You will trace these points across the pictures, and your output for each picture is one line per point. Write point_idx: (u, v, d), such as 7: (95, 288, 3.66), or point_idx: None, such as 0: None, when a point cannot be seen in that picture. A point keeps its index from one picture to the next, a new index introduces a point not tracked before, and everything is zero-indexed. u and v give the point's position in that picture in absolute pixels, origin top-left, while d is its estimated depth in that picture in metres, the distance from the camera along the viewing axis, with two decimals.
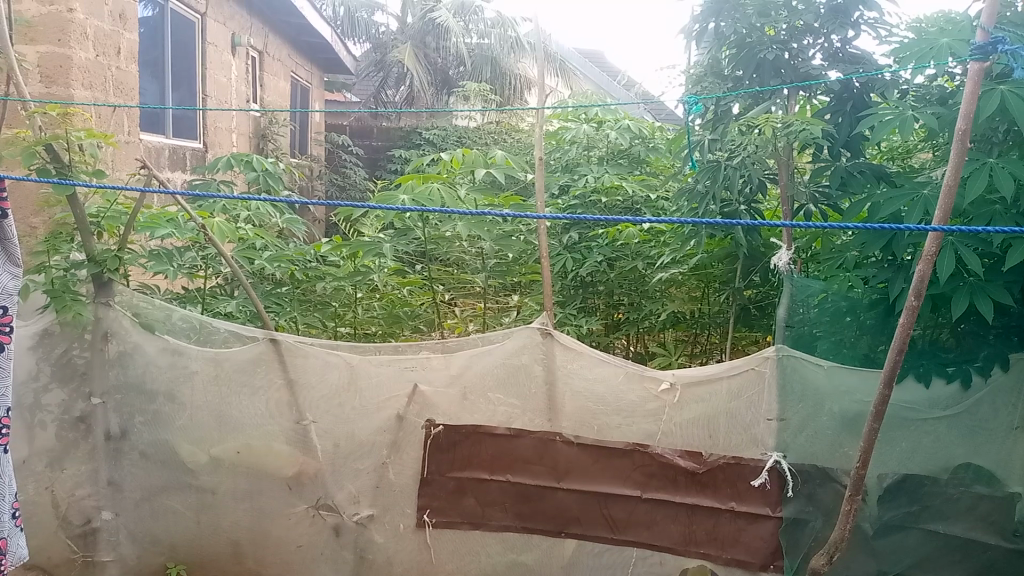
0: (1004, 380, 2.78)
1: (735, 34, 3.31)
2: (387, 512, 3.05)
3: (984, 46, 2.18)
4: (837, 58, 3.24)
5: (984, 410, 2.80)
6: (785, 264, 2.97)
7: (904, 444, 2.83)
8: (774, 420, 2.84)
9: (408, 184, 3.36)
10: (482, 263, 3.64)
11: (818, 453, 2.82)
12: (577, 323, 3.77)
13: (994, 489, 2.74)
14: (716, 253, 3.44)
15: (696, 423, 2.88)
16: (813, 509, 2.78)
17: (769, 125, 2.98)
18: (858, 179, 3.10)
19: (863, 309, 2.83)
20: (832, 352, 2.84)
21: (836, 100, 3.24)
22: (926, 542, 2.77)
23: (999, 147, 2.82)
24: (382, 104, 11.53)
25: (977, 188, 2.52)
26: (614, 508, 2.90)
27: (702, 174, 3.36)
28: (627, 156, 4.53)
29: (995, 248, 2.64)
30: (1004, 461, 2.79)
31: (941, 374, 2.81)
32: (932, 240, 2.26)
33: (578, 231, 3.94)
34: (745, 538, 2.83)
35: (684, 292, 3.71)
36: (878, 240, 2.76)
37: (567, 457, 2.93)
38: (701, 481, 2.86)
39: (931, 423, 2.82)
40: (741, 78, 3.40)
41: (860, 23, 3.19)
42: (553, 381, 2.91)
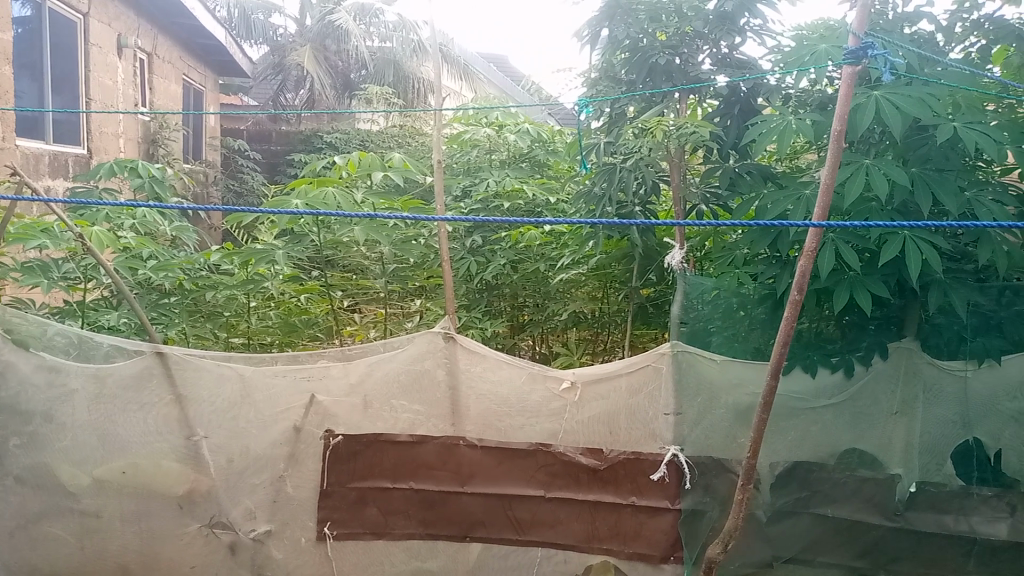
0: (883, 367, 2.97)
1: (628, 39, 3.37)
2: (286, 527, 2.96)
3: (855, 51, 2.30)
4: (725, 63, 3.35)
5: (867, 396, 2.99)
6: (678, 262, 3.02)
7: (794, 432, 2.99)
8: (671, 414, 2.91)
9: (301, 188, 3.26)
10: (381, 269, 3.57)
11: (714, 445, 2.91)
12: (481, 326, 3.74)
13: (876, 471, 2.95)
14: (613, 254, 3.54)
15: (597, 419, 2.93)
16: (710, 499, 2.87)
17: (662, 127, 3.03)
18: (745, 180, 3.21)
19: (752, 303, 2.89)
20: (726, 346, 2.90)
21: (724, 103, 3.36)
22: (816, 526, 2.93)
23: (874, 148, 2.96)
24: (280, 108, 11.24)
25: (856, 189, 2.61)
26: (519, 509, 2.91)
27: (599, 177, 3.41)
28: (528, 160, 4.55)
29: (872, 242, 2.74)
30: (885, 445, 2.99)
31: (827, 364, 2.97)
32: (812, 237, 2.35)
33: (481, 234, 3.91)
34: (645, 532, 2.89)
35: (585, 292, 3.78)
36: (764, 237, 2.84)
37: (470, 461, 2.92)
38: (602, 478, 2.90)
39: (818, 412, 2.99)
40: (635, 81, 3.46)
41: (745, 30, 3.32)
42: (456, 385, 2.92)
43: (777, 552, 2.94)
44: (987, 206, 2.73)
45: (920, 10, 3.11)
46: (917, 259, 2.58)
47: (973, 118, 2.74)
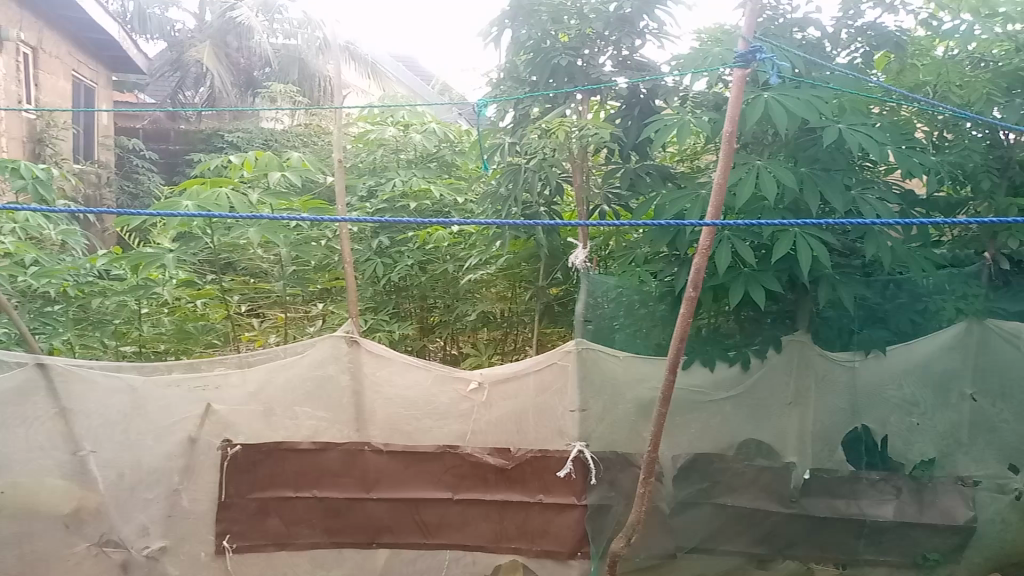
0: (778, 359, 3.09)
1: (530, 40, 3.39)
2: (182, 542, 2.85)
3: (745, 54, 2.38)
4: (625, 65, 3.41)
5: (761, 388, 3.10)
6: (581, 262, 3.07)
7: (695, 426, 3.10)
8: (577, 411, 2.95)
9: (193, 189, 3.16)
10: (279, 271, 3.40)
11: (618, 440, 2.96)
12: (389, 329, 3.72)
13: (773, 460, 3.08)
14: (521, 253, 3.55)
15: (506, 419, 2.95)
16: (616, 494, 2.92)
17: (564, 129, 3.03)
18: (644, 180, 3.28)
19: (653, 301, 2.91)
20: (628, 343, 2.94)
21: (625, 104, 3.43)
22: (716, 516, 3.02)
23: (766, 148, 3.07)
24: (179, 106, 10.82)
25: (747, 190, 2.67)
26: (426, 513, 2.90)
27: (504, 178, 3.40)
28: (434, 160, 4.45)
29: (766, 239, 2.82)
30: (781, 435, 3.12)
31: (724, 358, 3.07)
32: (706, 235, 2.42)
33: (387, 235, 3.80)
34: (553, 529, 2.91)
35: (494, 292, 3.77)
36: (664, 236, 2.84)
37: (376, 467, 2.90)
38: (510, 476, 2.91)
39: (717, 404, 3.09)
40: (537, 82, 3.47)
41: (644, 33, 3.38)
42: (360, 391, 2.88)
43: (680, 543, 3.04)
44: (871, 204, 2.86)
45: (809, 16, 3.23)
46: (807, 254, 2.67)
47: (858, 120, 2.88)
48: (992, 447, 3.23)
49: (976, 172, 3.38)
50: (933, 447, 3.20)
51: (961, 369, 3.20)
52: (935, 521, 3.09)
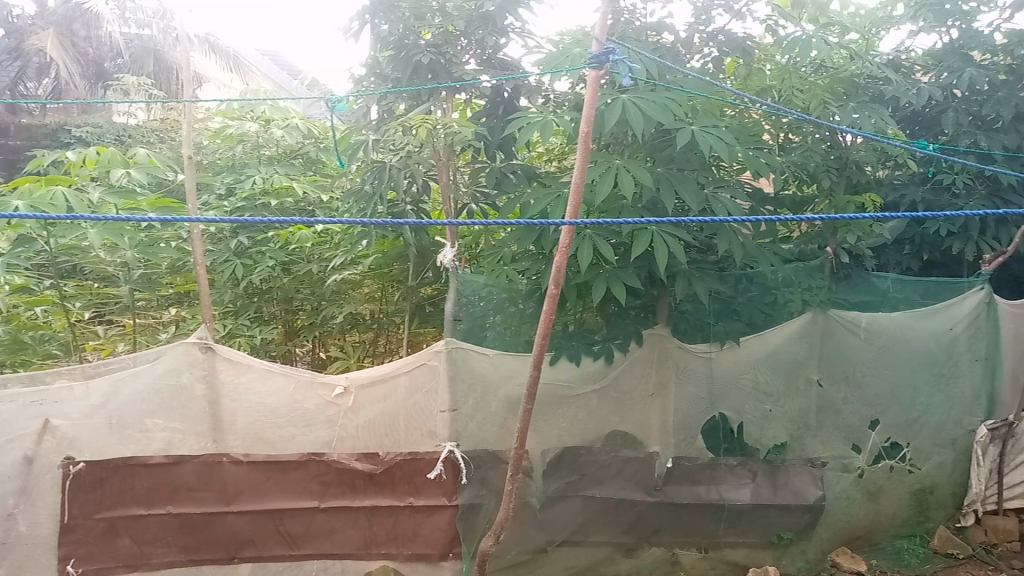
0: (639, 352, 3.19)
1: (393, 35, 3.33)
2: (20, 571, 2.60)
3: (598, 55, 2.43)
4: (488, 64, 3.42)
5: (626, 381, 3.19)
6: (451, 260, 2.97)
7: (562, 420, 3.11)
8: (447, 412, 2.92)
9: (24, 188, 2.89)
10: (125, 275, 3.23)
11: (489, 438, 2.99)
12: (250, 334, 3.54)
13: (638, 451, 3.18)
14: (388, 253, 3.45)
15: (375, 423, 2.89)
16: (486, 492, 2.93)
17: (428, 126, 2.97)
18: (510, 179, 3.30)
19: (522, 298, 2.96)
20: (498, 341, 2.96)
21: (489, 103, 3.44)
22: (585, 508, 3.07)
23: (625, 149, 3.15)
24: (20, 98, 10.01)
25: (606, 188, 2.74)
26: (292, 523, 2.81)
27: (368, 175, 3.31)
28: (300, 157, 4.37)
29: (625, 238, 2.90)
30: (643, 426, 3.24)
31: (589, 352, 3.11)
32: (566, 234, 2.46)
33: (247, 235, 3.65)
34: (424, 531, 2.89)
35: (364, 293, 3.69)
36: (530, 234, 2.86)
37: (236, 478, 2.78)
38: (378, 481, 2.86)
39: (584, 398, 3.13)
40: (400, 79, 3.42)
41: (508, 32, 3.40)
42: (217, 400, 2.76)
43: (551, 536, 3.05)
44: (722, 203, 3.00)
45: (664, 21, 3.35)
46: (664, 250, 2.76)
47: (708, 122, 2.99)
48: (836, 429, 3.47)
49: (818, 172, 3.65)
50: (784, 432, 3.39)
51: (806, 357, 3.41)
52: (788, 500, 3.28)
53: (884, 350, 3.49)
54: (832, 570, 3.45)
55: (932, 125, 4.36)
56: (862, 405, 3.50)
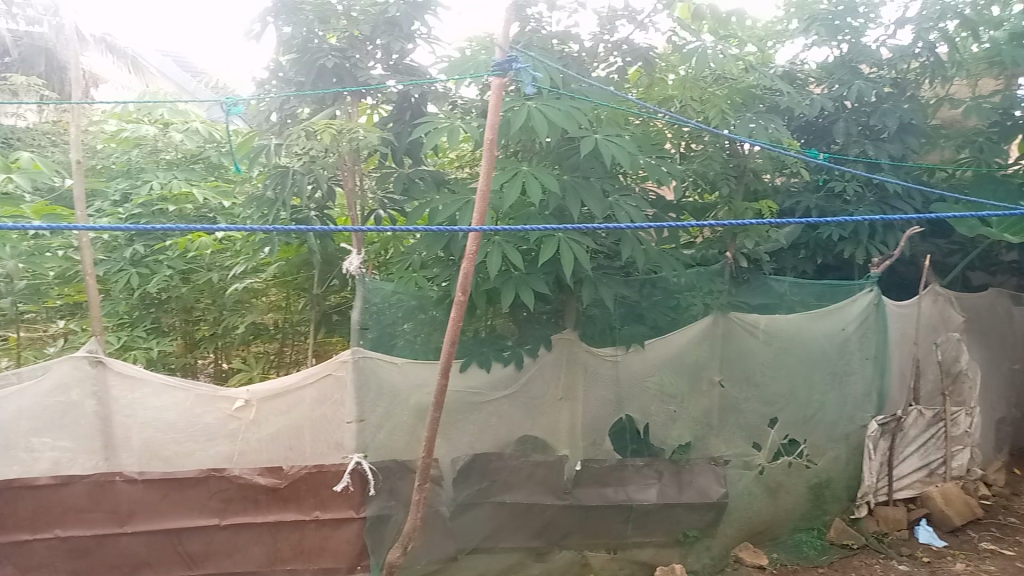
0: (548, 357, 3.21)
1: (296, 38, 3.26)
2: None
3: (502, 63, 2.46)
4: (394, 69, 3.40)
5: (536, 386, 3.21)
6: (356, 267, 2.95)
7: (472, 427, 3.11)
8: (354, 422, 2.85)
9: None
10: (7, 287, 3.08)
11: (397, 447, 2.92)
12: (146, 346, 3.43)
13: (547, 455, 3.20)
14: (292, 261, 3.41)
15: (279, 436, 2.82)
16: (395, 502, 2.89)
17: (330, 131, 2.94)
18: (418, 185, 3.31)
19: (430, 304, 2.91)
20: (407, 350, 2.91)
21: (395, 109, 3.42)
22: (495, 514, 3.08)
23: (532, 156, 3.17)
24: None
25: (514, 194, 2.74)
26: (190, 542, 2.72)
27: (270, 180, 3.23)
28: (200, 161, 4.20)
29: (532, 244, 2.91)
30: (553, 429, 3.26)
31: (500, 359, 3.11)
32: (472, 241, 2.46)
33: (144, 243, 3.46)
34: (331, 545, 2.84)
35: (267, 302, 3.61)
36: (438, 241, 2.84)
37: (129, 498, 2.67)
38: (283, 496, 2.80)
39: (493, 404, 3.13)
40: (304, 83, 3.34)
41: (415, 37, 3.39)
42: (108, 417, 2.64)
43: (460, 544, 3.05)
44: (625, 210, 3.06)
45: (569, 31, 3.40)
46: (570, 256, 2.80)
47: (612, 131, 3.06)
48: (737, 428, 3.59)
49: (717, 180, 3.80)
50: (688, 432, 3.48)
51: (709, 359, 3.51)
52: (692, 499, 3.37)
53: (781, 351, 3.63)
54: (735, 565, 3.56)
55: (823, 134, 4.57)
56: (762, 403, 3.63)
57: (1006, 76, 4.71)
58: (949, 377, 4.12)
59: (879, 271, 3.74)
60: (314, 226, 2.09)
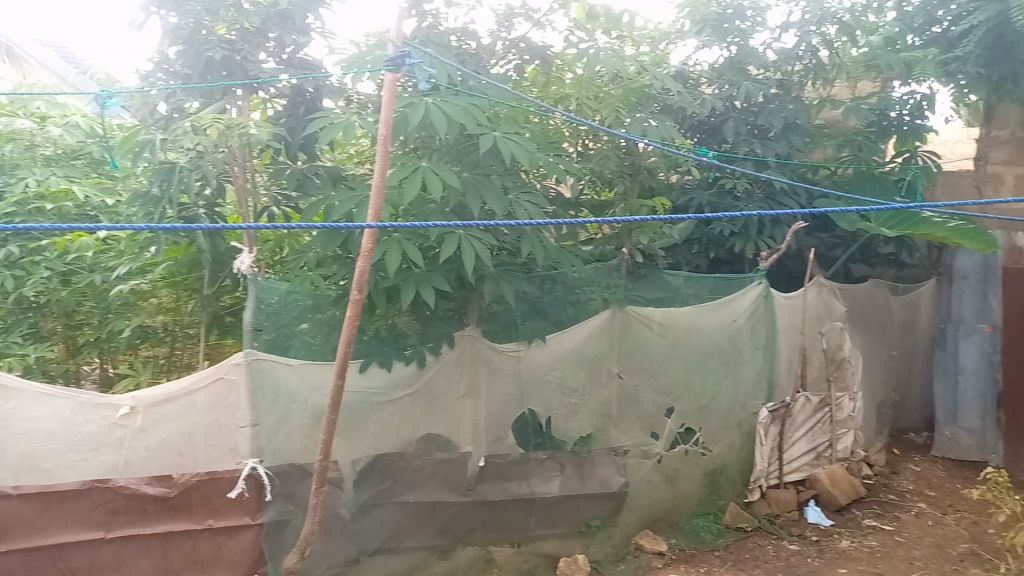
0: (451, 354, 3.20)
1: (182, 28, 3.12)
2: None
3: (394, 58, 2.44)
4: (286, 63, 3.32)
5: (440, 383, 3.20)
6: (248, 267, 2.91)
7: (373, 426, 3.06)
8: (248, 427, 2.78)
9: None
10: None
11: (295, 453, 2.87)
12: (22, 351, 3.20)
13: (450, 452, 3.20)
14: (179, 260, 3.29)
15: (167, 443, 2.73)
16: (294, 507, 2.85)
17: (218, 126, 2.85)
18: (313, 180, 3.22)
19: (328, 304, 2.89)
20: (303, 351, 2.87)
21: (289, 103, 3.33)
22: (398, 514, 3.05)
23: (431, 153, 3.15)
24: None
25: (413, 191, 2.72)
26: (73, 558, 2.58)
27: (155, 176, 3.09)
28: (81, 157, 3.98)
29: (432, 241, 2.88)
30: (456, 426, 3.26)
31: (401, 357, 3.07)
32: (367, 238, 2.43)
33: (17, 244, 3.29)
34: (226, 553, 2.75)
35: (155, 304, 3.44)
36: (335, 238, 2.79)
37: (3, 514, 2.52)
38: (173, 505, 2.69)
39: (395, 403, 3.10)
40: (191, 76, 3.23)
41: (310, 30, 3.31)
42: None
43: (362, 546, 3.01)
44: (525, 207, 3.09)
45: (467, 27, 3.40)
46: (471, 253, 2.80)
47: (510, 128, 3.08)
48: (636, 418, 3.68)
49: (614, 177, 3.90)
50: (589, 424, 3.55)
51: (608, 352, 3.58)
52: (594, 489, 3.43)
53: (677, 343, 3.74)
54: (636, 552, 3.65)
55: (714, 133, 4.72)
56: (660, 394, 3.73)
57: (882, 79, 4.99)
58: (833, 364, 4.35)
59: (767, 264, 3.91)
60: (205, 226, 2.02)
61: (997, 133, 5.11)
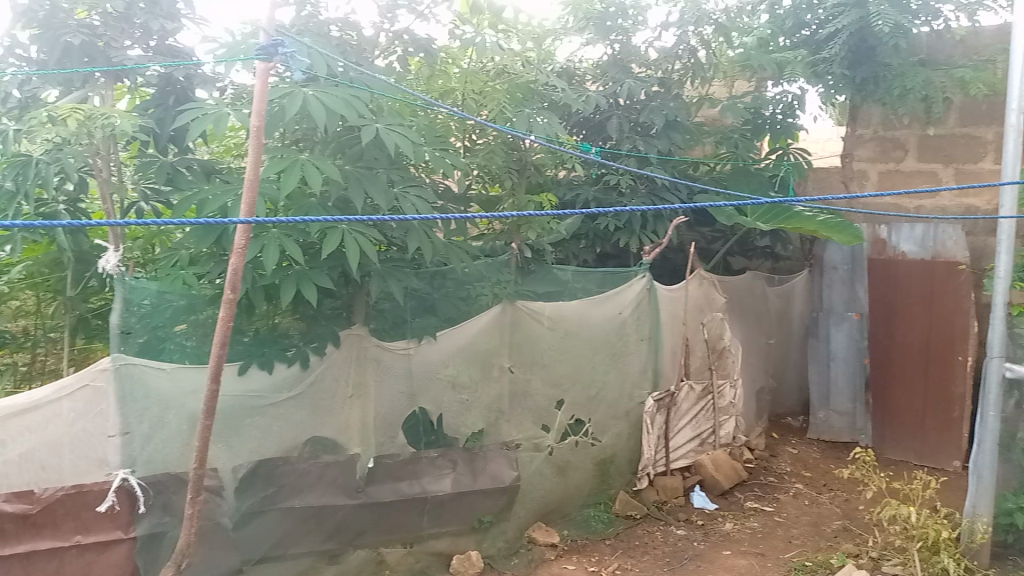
0: (336, 354, 3.10)
1: (36, 10, 2.90)
2: None
3: (266, 47, 2.34)
4: (154, 50, 3.15)
5: (327, 383, 3.09)
6: (113, 266, 2.67)
7: (255, 431, 2.93)
8: (117, 436, 2.63)
9: None
10: None
11: (170, 460, 2.74)
12: None
13: (338, 455, 3.11)
14: (40, 260, 3.10)
15: (26, 457, 2.49)
16: (171, 518, 2.72)
17: (77, 115, 2.67)
18: (184, 175, 3.07)
19: (202, 304, 2.76)
20: (178, 354, 2.74)
21: (158, 92, 3.14)
22: (283, 520, 2.95)
23: (312, 147, 3.05)
24: None
25: (292, 184, 2.62)
26: None
27: (6, 169, 2.83)
28: None
29: (313, 237, 2.81)
30: (344, 428, 3.16)
31: (283, 359, 2.96)
32: (240, 234, 2.33)
33: None
34: (96, 570, 2.59)
35: (14, 307, 3.25)
36: (209, 235, 2.66)
37: None
38: (35, 523, 2.50)
39: (277, 406, 2.98)
40: (47, 62, 3.00)
41: (180, 16, 3.15)
42: None
43: (246, 555, 2.89)
44: (411, 201, 3.04)
45: (348, 18, 3.31)
46: (355, 249, 2.72)
47: (393, 120, 3.01)
48: (526, 412, 3.69)
49: (501, 172, 3.91)
50: (481, 420, 3.54)
51: (499, 347, 3.58)
52: (486, 485, 3.43)
53: (565, 336, 3.78)
54: (529, 545, 3.67)
55: (598, 130, 4.80)
56: (550, 387, 3.76)
57: (756, 79, 5.19)
58: (714, 352, 4.50)
59: (650, 258, 4.02)
60: (62, 223, 1.75)
61: (861, 132, 5.41)
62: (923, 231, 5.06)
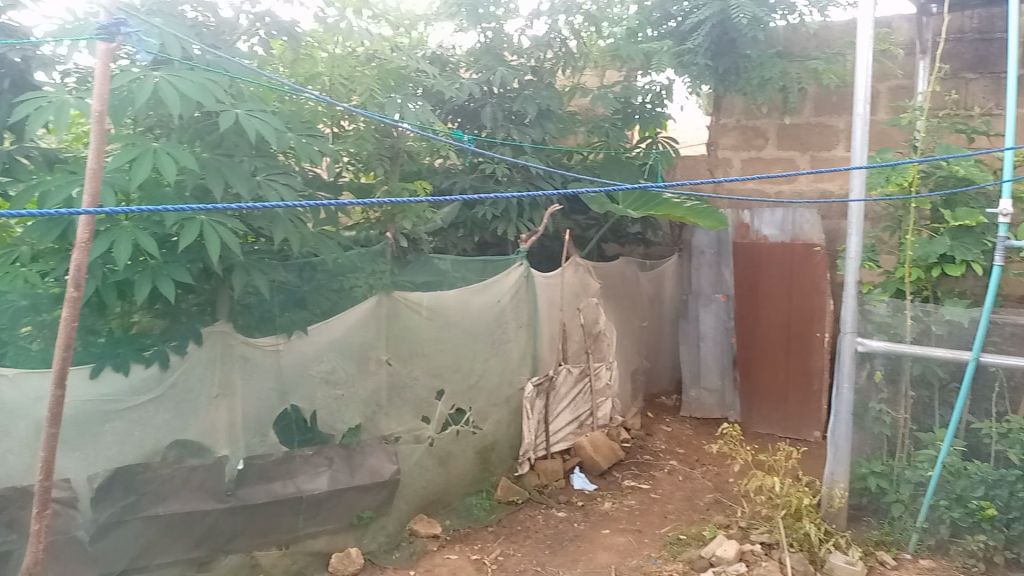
0: (199, 353, 2.95)
1: None
2: None
3: (106, 26, 2.18)
4: None
5: (190, 383, 2.94)
6: None
7: (110, 438, 2.75)
8: None
9: None
10: None
11: (13, 474, 2.55)
12: None
13: (204, 458, 2.98)
14: None
15: None
16: (18, 535, 2.54)
17: None
18: (24, 164, 2.82)
19: (45, 305, 2.55)
20: (19, 358, 2.54)
21: None
22: (146, 530, 2.80)
23: (167, 135, 2.89)
24: None
25: (143, 174, 2.47)
26: None
27: None
28: None
29: (168, 230, 2.65)
30: (209, 430, 3.01)
31: (139, 360, 2.79)
32: (82, 227, 2.18)
33: None
34: None
35: None
36: (53, 230, 2.47)
37: None
38: None
39: (134, 411, 2.80)
40: None
41: None
42: None
43: (105, 569, 2.72)
44: (276, 189, 2.93)
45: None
46: (215, 241, 2.60)
47: (254, 106, 2.89)
48: (405, 404, 3.64)
49: (372, 160, 3.83)
50: (358, 415, 3.46)
51: (375, 339, 3.51)
52: (365, 480, 3.37)
53: (442, 325, 3.75)
54: (411, 538, 3.62)
55: (472, 118, 4.78)
56: (429, 377, 3.73)
57: (626, 69, 5.30)
58: (591, 337, 4.58)
59: (527, 245, 4.04)
60: None
61: (725, 121, 5.64)
62: (783, 215, 5.32)
